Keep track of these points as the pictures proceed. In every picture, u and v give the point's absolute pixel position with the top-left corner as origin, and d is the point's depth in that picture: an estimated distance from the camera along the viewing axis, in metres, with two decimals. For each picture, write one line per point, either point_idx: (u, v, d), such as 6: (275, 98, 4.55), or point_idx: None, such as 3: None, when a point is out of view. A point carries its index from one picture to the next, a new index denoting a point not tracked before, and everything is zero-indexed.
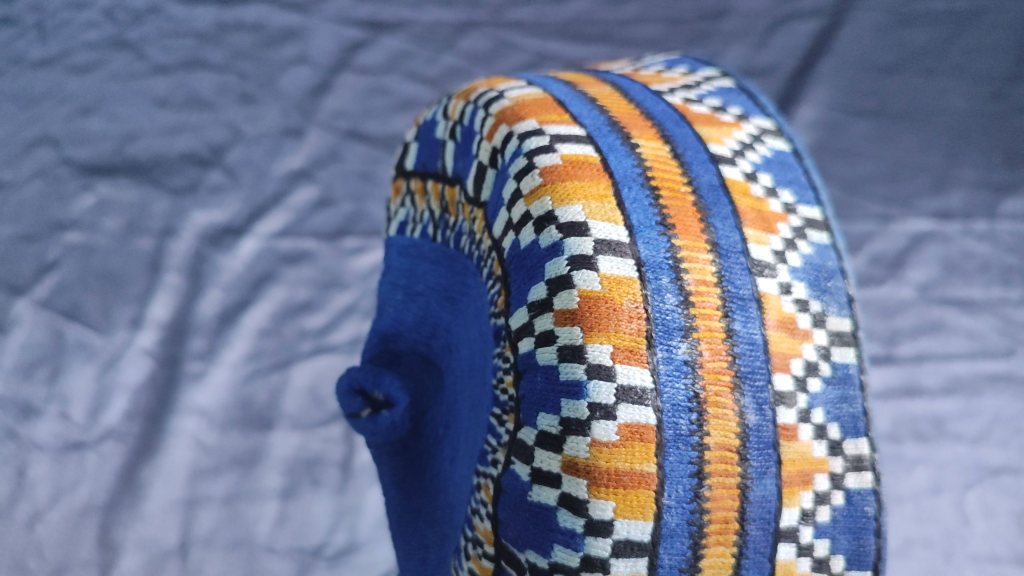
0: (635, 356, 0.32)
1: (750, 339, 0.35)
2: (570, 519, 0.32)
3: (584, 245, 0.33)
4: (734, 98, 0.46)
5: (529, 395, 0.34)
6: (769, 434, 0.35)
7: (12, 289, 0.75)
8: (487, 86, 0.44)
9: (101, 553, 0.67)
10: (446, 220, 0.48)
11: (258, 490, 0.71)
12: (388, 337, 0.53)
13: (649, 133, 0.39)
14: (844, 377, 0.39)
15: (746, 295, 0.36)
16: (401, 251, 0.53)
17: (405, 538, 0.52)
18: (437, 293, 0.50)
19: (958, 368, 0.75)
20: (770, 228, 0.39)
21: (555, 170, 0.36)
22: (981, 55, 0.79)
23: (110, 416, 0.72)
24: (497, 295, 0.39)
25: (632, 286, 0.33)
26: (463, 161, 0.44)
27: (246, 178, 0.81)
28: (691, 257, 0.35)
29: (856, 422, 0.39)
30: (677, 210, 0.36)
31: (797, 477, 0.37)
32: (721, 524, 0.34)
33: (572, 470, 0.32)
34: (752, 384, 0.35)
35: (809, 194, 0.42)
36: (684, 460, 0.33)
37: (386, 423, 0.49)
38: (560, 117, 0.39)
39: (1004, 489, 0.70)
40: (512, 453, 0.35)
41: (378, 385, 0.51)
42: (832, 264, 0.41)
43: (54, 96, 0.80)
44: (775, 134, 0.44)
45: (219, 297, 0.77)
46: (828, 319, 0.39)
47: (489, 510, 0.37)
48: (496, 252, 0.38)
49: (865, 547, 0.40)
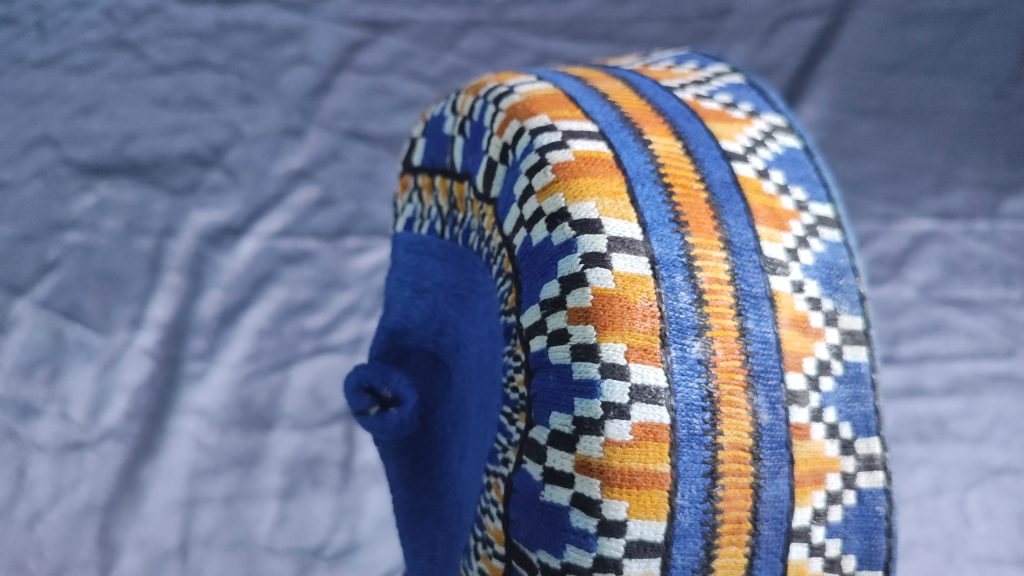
0: (650, 355, 0.32)
1: (763, 338, 0.35)
2: (582, 519, 0.32)
3: (597, 243, 0.33)
4: (744, 94, 0.46)
5: (541, 394, 0.34)
6: (782, 433, 0.35)
7: (12, 289, 0.74)
8: (497, 81, 0.44)
9: (100, 554, 0.67)
10: (454, 216, 0.48)
11: (259, 491, 0.70)
12: (395, 334, 0.53)
13: (661, 130, 0.39)
14: (856, 376, 0.39)
15: (759, 293, 0.36)
16: (408, 247, 0.53)
17: (412, 536, 0.52)
18: (445, 290, 0.50)
19: (959, 368, 0.75)
20: (782, 226, 0.39)
21: (568, 166, 0.36)
22: (982, 56, 0.79)
23: (110, 416, 0.72)
24: (507, 292, 0.39)
25: (645, 284, 0.33)
26: (472, 156, 0.44)
27: (247, 177, 0.81)
28: (704, 255, 0.35)
29: (868, 421, 0.39)
30: (690, 207, 0.36)
31: (809, 476, 0.36)
32: (734, 523, 0.34)
33: (585, 470, 0.32)
34: (766, 383, 0.35)
35: (820, 191, 0.42)
36: (698, 459, 0.33)
37: (395, 421, 0.48)
38: (572, 112, 0.39)
39: (1006, 490, 0.70)
40: (524, 452, 0.34)
41: (387, 383, 0.50)
42: (844, 261, 0.41)
43: (54, 95, 0.80)
44: (786, 131, 0.44)
45: (220, 297, 0.77)
46: (840, 317, 0.39)
47: (500, 509, 0.36)
48: (506, 248, 0.38)
49: (876, 547, 0.40)
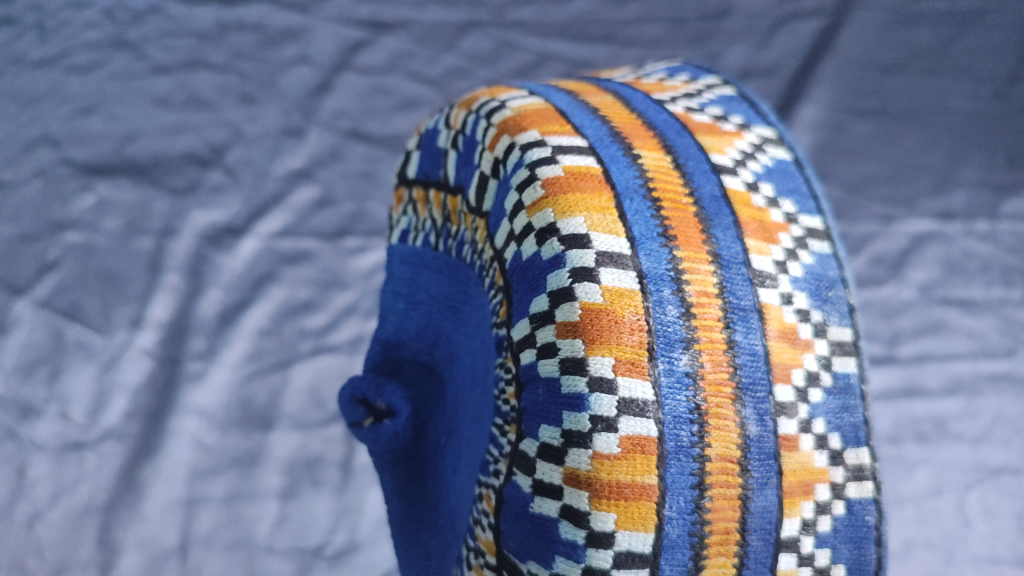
0: (638, 369, 0.32)
1: (752, 350, 0.35)
2: (571, 530, 0.32)
3: (585, 257, 0.33)
4: (735, 107, 0.46)
5: (531, 407, 0.34)
6: (770, 445, 0.35)
7: (12, 289, 0.75)
8: (489, 96, 0.44)
9: (101, 553, 0.67)
10: (448, 228, 0.48)
11: (258, 490, 0.71)
12: (390, 346, 0.53)
13: (651, 143, 0.39)
14: (845, 387, 0.39)
15: (747, 306, 0.36)
16: (404, 259, 0.53)
17: (406, 546, 0.52)
18: (439, 302, 0.50)
19: (959, 368, 0.75)
20: (771, 238, 0.39)
21: (557, 181, 0.36)
22: (982, 56, 0.79)
23: (111, 416, 0.72)
24: (499, 305, 0.38)
25: (633, 298, 0.33)
26: (465, 170, 0.44)
27: (247, 178, 0.81)
28: (692, 268, 0.35)
29: (857, 432, 0.39)
30: (679, 221, 0.36)
31: (798, 487, 0.36)
32: (723, 534, 0.34)
33: (573, 483, 0.32)
34: (754, 396, 0.35)
35: (810, 203, 0.42)
36: (685, 472, 0.33)
37: (389, 433, 0.49)
38: (562, 128, 0.39)
39: (1006, 490, 0.70)
40: (514, 464, 0.35)
41: (380, 395, 0.51)
42: (834, 273, 0.41)
43: (55, 95, 0.80)
44: (777, 142, 0.44)
45: (220, 297, 0.77)
46: (829, 329, 0.39)
47: (491, 521, 0.36)
48: (498, 262, 0.38)
49: (866, 556, 0.39)
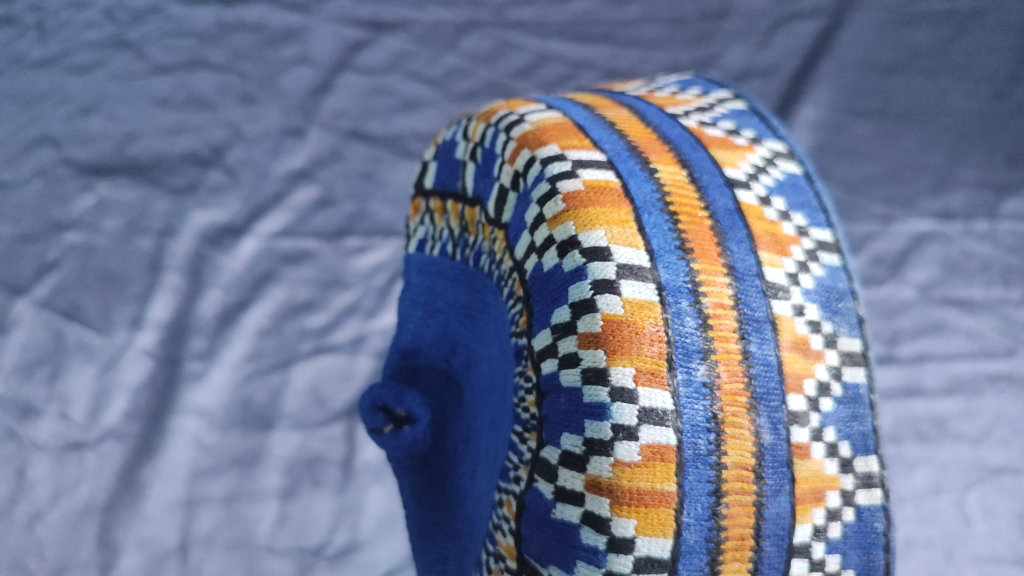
0: (657, 379, 0.32)
1: (766, 361, 0.35)
2: (592, 536, 0.32)
3: (606, 270, 0.33)
4: (747, 121, 0.46)
5: (553, 416, 0.34)
6: (783, 453, 0.35)
7: (12, 288, 0.74)
8: (508, 109, 0.44)
9: (101, 553, 0.67)
10: (465, 238, 0.48)
11: (258, 490, 0.70)
12: (408, 353, 0.54)
13: (667, 157, 0.39)
14: (855, 396, 0.39)
15: (761, 317, 0.36)
16: (421, 269, 0.53)
17: (425, 550, 0.52)
18: (456, 310, 0.50)
19: (960, 368, 0.75)
20: (784, 251, 0.39)
21: (577, 195, 0.36)
22: (982, 56, 0.80)
23: (111, 416, 0.72)
24: (518, 315, 0.38)
25: (653, 309, 0.33)
26: (483, 182, 0.44)
27: (247, 178, 0.81)
28: (708, 280, 0.35)
29: (867, 440, 0.39)
30: (695, 234, 0.36)
31: (810, 494, 0.37)
32: (738, 540, 0.34)
33: (595, 489, 0.32)
34: (768, 405, 0.35)
35: (820, 216, 0.42)
36: (702, 479, 0.33)
37: (408, 439, 0.49)
38: (580, 141, 0.39)
39: (1005, 490, 0.70)
40: (535, 471, 0.35)
41: (400, 402, 0.51)
42: (843, 285, 0.41)
43: (55, 95, 0.79)
44: (788, 156, 0.44)
45: (220, 297, 0.77)
46: (840, 340, 0.39)
47: (511, 526, 0.37)
48: (517, 273, 0.38)
49: (874, 562, 0.40)
